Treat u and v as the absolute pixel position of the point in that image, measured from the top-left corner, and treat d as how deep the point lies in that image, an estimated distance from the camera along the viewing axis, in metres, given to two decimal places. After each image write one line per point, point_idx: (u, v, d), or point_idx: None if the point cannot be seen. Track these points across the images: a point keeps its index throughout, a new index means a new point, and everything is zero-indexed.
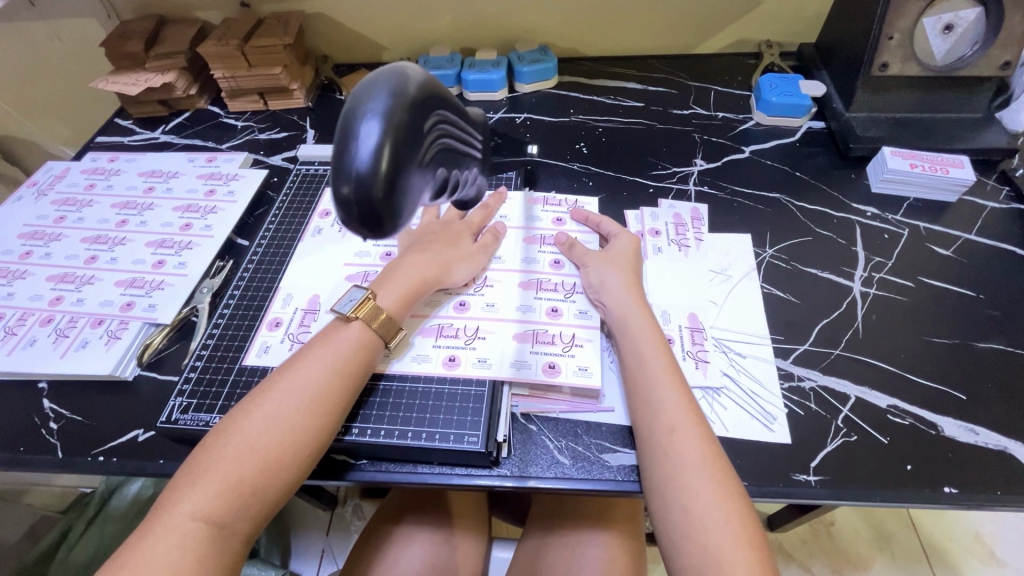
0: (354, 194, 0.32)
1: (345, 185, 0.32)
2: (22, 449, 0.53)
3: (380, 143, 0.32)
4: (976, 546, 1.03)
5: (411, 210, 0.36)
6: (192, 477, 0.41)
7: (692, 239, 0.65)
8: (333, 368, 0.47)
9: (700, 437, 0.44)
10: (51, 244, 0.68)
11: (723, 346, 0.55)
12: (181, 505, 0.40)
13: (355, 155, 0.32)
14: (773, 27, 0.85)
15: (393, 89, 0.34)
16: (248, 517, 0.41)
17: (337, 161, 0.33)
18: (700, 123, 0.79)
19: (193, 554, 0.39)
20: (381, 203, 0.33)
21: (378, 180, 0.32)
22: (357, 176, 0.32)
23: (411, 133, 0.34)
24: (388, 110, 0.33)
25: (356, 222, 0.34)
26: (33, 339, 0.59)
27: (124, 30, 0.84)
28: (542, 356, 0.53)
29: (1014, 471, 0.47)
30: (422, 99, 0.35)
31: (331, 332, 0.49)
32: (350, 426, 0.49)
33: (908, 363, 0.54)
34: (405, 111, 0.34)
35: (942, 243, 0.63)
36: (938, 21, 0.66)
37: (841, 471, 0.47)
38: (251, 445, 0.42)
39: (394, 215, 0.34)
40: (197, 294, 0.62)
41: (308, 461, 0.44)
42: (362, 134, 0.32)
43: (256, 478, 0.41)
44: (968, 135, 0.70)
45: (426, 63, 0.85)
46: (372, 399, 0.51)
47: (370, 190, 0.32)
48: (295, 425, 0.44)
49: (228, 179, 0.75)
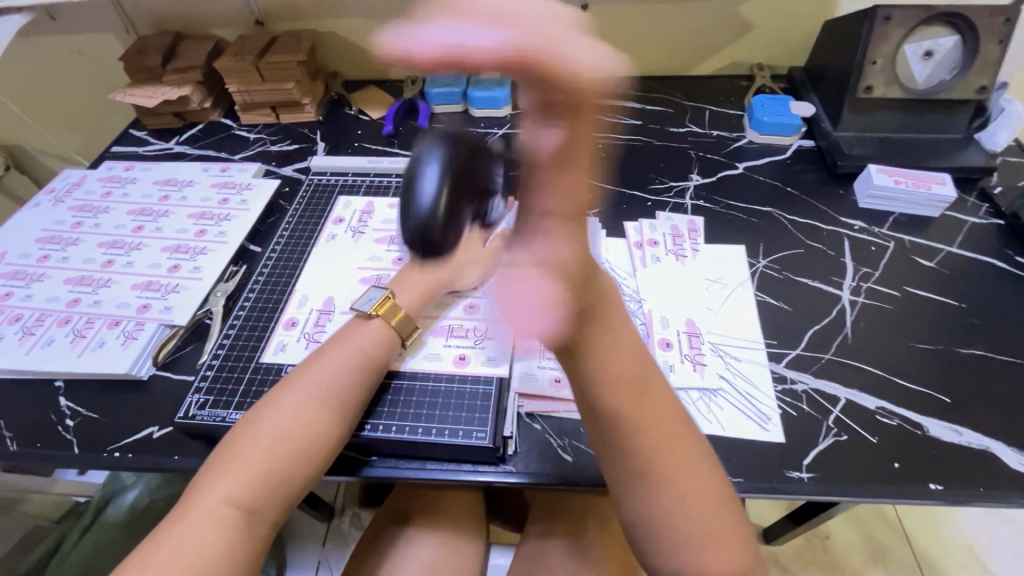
0: (420, 228, 0.55)
1: (411, 222, 0.55)
2: (39, 445, 0.54)
3: (438, 191, 0.55)
4: (968, 558, 1.04)
5: (454, 236, 0.56)
6: (225, 465, 0.44)
7: (688, 249, 0.68)
8: (354, 363, 0.50)
9: (686, 465, 0.44)
10: (68, 248, 0.70)
11: (720, 350, 0.58)
12: (213, 490, 0.42)
13: (423, 195, 0.54)
14: (763, 51, 0.90)
15: (444, 148, 0.57)
16: (277, 501, 0.44)
17: (404, 209, 0.56)
18: (695, 140, 0.83)
19: (225, 537, 0.41)
20: (438, 233, 0.55)
21: (437, 216, 0.54)
22: (417, 215, 0.54)
23: (460, 175, 0.56)
24: (447, 162, 0.56)
25: (419, 247, 0.56)
26: (50, 339, 0.61)
27: (143, 45, 0.87)
28: (549, 371, 0.55)
29: (996, 469, 0.49)
30: (448, 147, 0.57)
31: (353, 328, 0.53)
32: (364, 422, 0.51)
33: (894, 367, 0.56)
34: (460, 160, 0.56)
35: (926, 255, 0.67)
36: (918, 48, 0.71)
37: (832, 469, 0.50)
38: (279, 435, 0.45)
39: (440, 246, 0.56)
40: (212, 298, 0.64)
41: (331, 451, 0.47)
42: (426, 181, 0.55)
43: (286, 466, 0.44)
44: (950, 154, 0.74)
45: (433, 82, 0.89)
46: (384, 396, 0.53)
47: (430, 224, 0.54)
48: (322, 415, 0.47)
49: (241, 188, 0.77)
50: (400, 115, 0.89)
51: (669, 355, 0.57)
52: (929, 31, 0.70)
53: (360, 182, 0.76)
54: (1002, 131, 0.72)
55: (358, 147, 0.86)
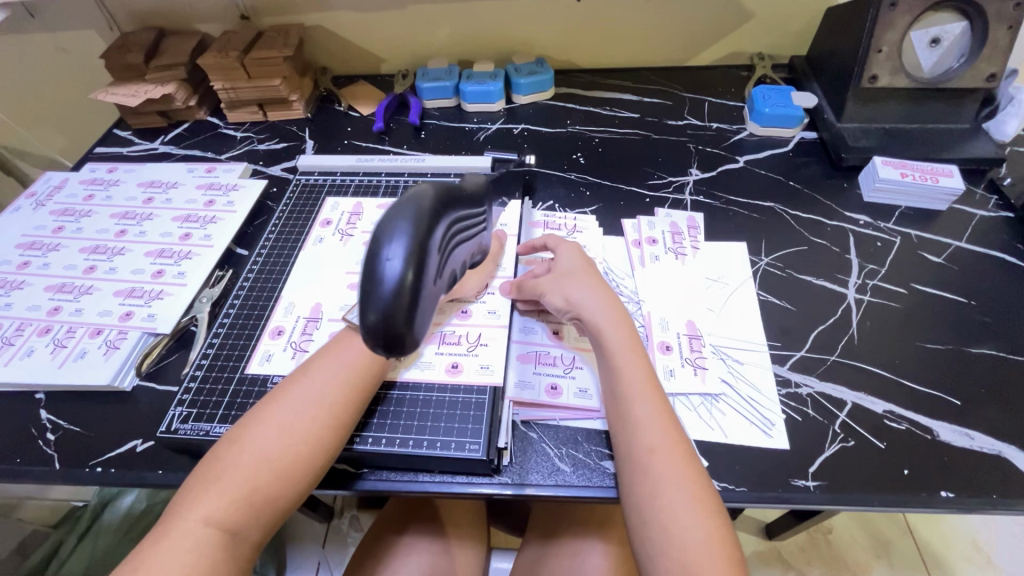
0: (379, 322, 0.36)
1: (372, 313, 0.36)
2: (19, 461, 0.52)
3: (403, 268, 0.36)
4: (973, 553, 1.03)
5: (425, 325, 0.39)
6: (207, 482, 0.42)
7: (688, 247, 0.65)
8: (343, 377, 0.48)
9: (682, 458, 0.43)
10: (49, 254, 0.68)
11: (721, 353, 0.56)
12: (194, 510, 0.41)
13: (381, 282, 0.36)
14: (764, 39, 0.87)
15: (413, 213, 0.38)
16: (260, 521, 0.43)
17: (364, 293, 0.37)
18: (694, 134, 0.81)
19: (204, 558, 0.40)
20: (401, 328, 0.37)
21: (400, 303, 0.36)
22: (383, 303, 0.36)
23: (426, 243, 0.38)
24: (412, 232, 0.37)
25: (378, 344, 0.37)
26: (30, 350, 0.59)
27: (124, 42, 0.84)
28: (544, 377, 0.54)
29: (1010, 475, 0.47)
30: (437, 211, 0.39)
31: (346, 340, 0.51)
32: (355, 435, 0.49)
33: (902, 368, 0.55)
34: (425, 224, 0.38)
35: (934, 251, 0.64)
36: (926, 35, 0.68)
37: (840, 477, 0.48)
38: (264, 453, 0.43)
39: (410, 344, 0.38)
40: (197, 304, 0.62)
41: (317, 470, 0.45)
42: (388, 257, 0.36)
43: (269, 485, 0.43)
44: (957, 145, 0.72)
45: (424, 75, 0.87)
46: (378, 407, 0.52)
47: (393, 317, 0.36)
48: (308, 434, 0.45)
49: (228, 189, 0.75)
50: (390, 111, 0.86)
51: (669, 359, 0.55)
52: (937, 16, 0.67)
53: (349, 182, 0.74)
54: (1012, 119, 0.70)
55: (348, 144, 0.83)
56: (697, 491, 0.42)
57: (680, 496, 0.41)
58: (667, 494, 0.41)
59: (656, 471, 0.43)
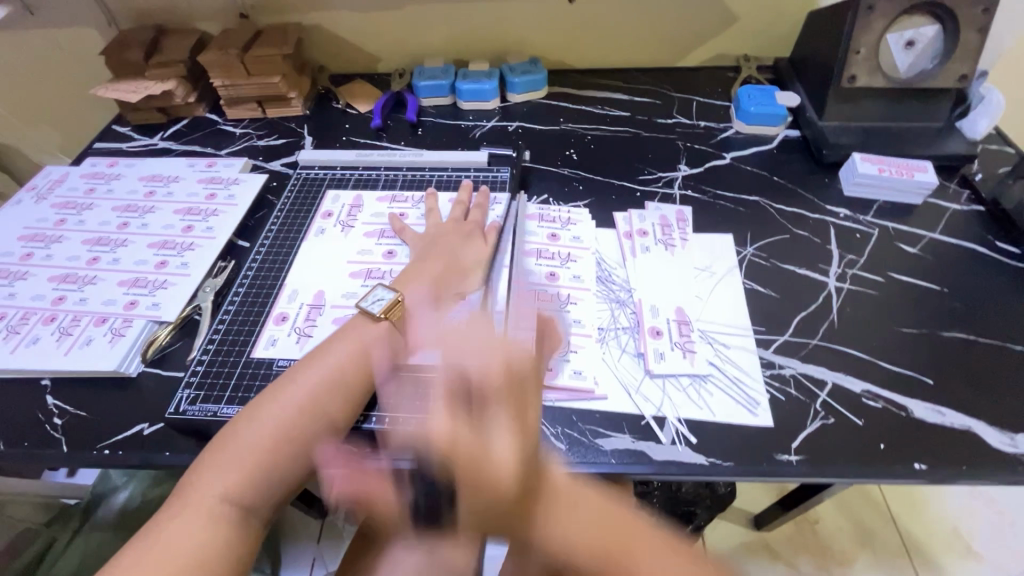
0: None
1: None
2: (27, 444, 0.53)
3: None
4: (954, 541, 1.06)
5: None
6: (223, 462, 0.45)
7: (677, 239, 0.68)
8: (352, 363, 0.51)
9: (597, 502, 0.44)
10: (52, 246, 0.69)
11: (709, 337, 0.58)
12: (213, 487, 0.43)
13: None
14: (748, 41, 0.90)
15: None
16: (273, 499, 0.45)
17: None
18: (683, 132, 0.84)
19: (220, 534, 0.42)
20: None
21: None
22: None
23: None
24: None
25: None
26: (36, 338, 0.60)
27: (124, 39, 0.85)
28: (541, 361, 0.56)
29: (978, 448, 0.50)
30: None
31: (358, 327, 0.54)
32: (369, 414, 0.52)
33: (879, 350, 0.58)
34: None
35: (909, 241, 0.68)
36: (900, 38, 0.72)
37: (820, 451, 0.51)
38: (281, 432, 0.46)
39: None
40: (200, 293, 0.64)
41: (329, 451, 0.48)
42: None
43: (284, 464, 0.46)
44: (932, 142, 0.75)
45: (421, 75, 0.89)
46: (389, 389, 0.53)
47: None
48: (322, 417, 0.47)
49: (229, 183, 0.77)
50: (388, 108, 0.89)
51: (660, 343, 0.58)
52: (911, 20, 0.71)
53: (349, 176, 0.76)
54: (982, 118, 0.74)
55: (346, 140, 0.85)
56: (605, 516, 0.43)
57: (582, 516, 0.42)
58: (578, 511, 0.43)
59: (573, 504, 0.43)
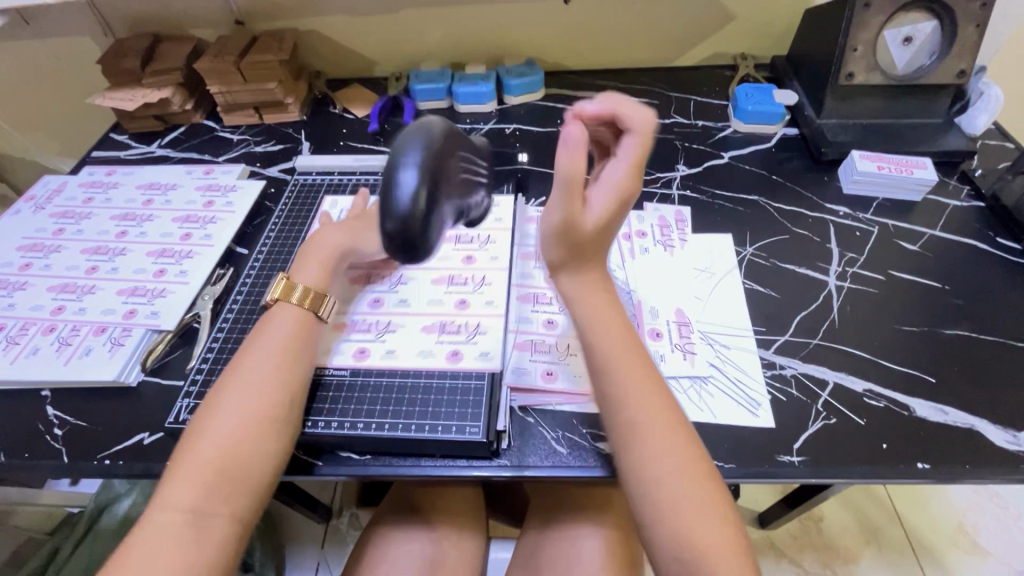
0: (398, 228, 0.39)
1: (391, 222, 0.39)
2: (27, 456, 0.53)
3: (415, 190, 0.39)
4: (960, 537, 1.06)
5: (437, 237, 0.42)
6: (178, 471, 0.44)
7: (676, 240, 0.68)
8: (281, 353, 0.50)
9: (673, 435, 0.44)
10: (51, 256, 0.69)
11: (710, 339, 0.58)
12: (160, 504, 0.42)
13: (398, 197, 0.39)
14: (746, 40, 0.90)
15: (425, 141, 0.41)
16: (229, 500, 0.43)
17: (383, 202, 0.40)
18: (681, 131, 0.83)
19: (173, 543, 0.40)
20: (416, 235, 0.39)
21: (416, 216, 0.39)
22: (399, 214, 0.39)
23: (439, 172, 0.40)
24: (422, 159, 0.39)
25: (395, 249, 0.40)
26: (35, 348, 0.60)
27: (121, 47, 0.85)
28: (541, 363, 0.56)
29: (982, 447, 0.50)
30: (445, 139, 0.42)
31: (270, 320, 0.53)
32: (308, 419, 0.52)
33: (881, 349, 0.57)
34: (433, 158, 0.40)
35: (909, 239, 0.67)
36: (898, 34, 0.71)
37: (822, 452, 0.50)
38: (215, 432, 0.45)
39: (422, 249, 0.41)
40: (199, 301, 0.64)
41: (271, 440, 0.46)
42: (402, 182, 0.39)
43: (226, 463, 0.44)
44: (931, 138, 0.75)
45: (417, 78, 0.89)
46: (324, 392, 0.54)
47: (409, 224, 0.39)
48: (250, 407, 0.46)
49: (226, 190, 0.77)
50: (385, 113, 0.89)
51: (660, 345, 0.57)
52: (908, 17, 0.70)
53: (347, 181, 0.76)
54: (981, 114, 0.73)
55: (344, 145, 0.85)
56: (690, 462, 0.43)
57: (669, 471, 0.43)
58: (657, 450, 0.43)
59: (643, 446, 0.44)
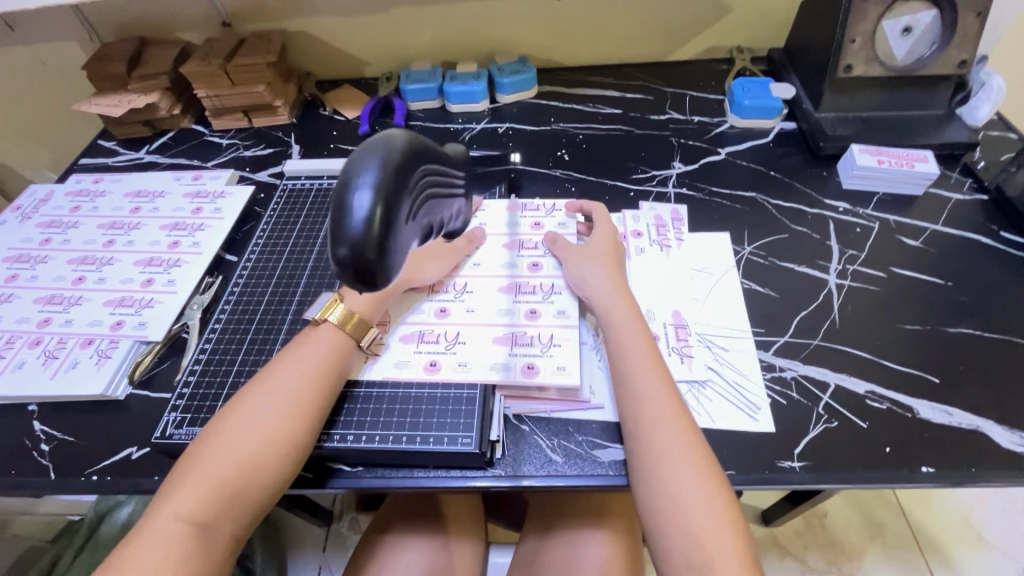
0: (351, 254, 0.35)
1: (342, 248, 0.35)
2: (14, 472, 0.53)
3: (370, 209, 0.35)
4: (965, 532, 1.05)
5: (400, 263, 0.39)
6: (190, 476, 0.44)
7: (673, 239, 0.67)
8: (311, 368, 0.49)
9: (684, 432, 0.45)
10: (37, 267, 0.68)
11: (707, 341, 0.57)
12: (168, 509, 0.42)
13: (351, 217, 0.35)
14: (741, 33, 0.88)
15: (381, 157, 0.36)
16: (231, 513, 0.43)
17: (336, 223, 0.36)
18: (677, 128, 0.82)
19: (175, 552, 0.41)
20: (372, 262, 0.36)
21: (370, 241, 0.35)
22: (349, 238, 0.35)
23: (399, 188, 0.37)
24: (378, 178, 0.36)
25: (351, 278, 0.36)
26: (21, 362, 0.59)
27: (106, 52, 0.84)
28: (522, 358, 0.54)
29: (988, 449, 0.49)
30: (408, 153, 0.38)
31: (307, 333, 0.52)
32: (331, 433, 0.50)
33: (883, 349, 0.56)
34: (393, 174, 0.36)
35: (911, 234, 0.66)
36: (898, 24, 0.69)
37: (824, 457, 0.49)
38: (236, 442, 0.45)
39: (381, 277, 0.37)
40: (187, 311, 0.63)
41: (285, 458, 0.46)
42: (355, 204, 0.35)
43: (237, 476, 0.44)
44: (932, 131, 0.73)
45: (408, 78, 0.87)
46: (351, 404, 0.52)
47: (363, 250, 0.35)
48: (273, 422, 0.46)
49: (215, 196, 0.75)
50: (376, 114, 0.87)
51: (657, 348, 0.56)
52: (908, 6, 0.68)
53: None
54: (984, 105, 0.72)
55: (334, 148, 0.84)
56: (701, 463, 0.44)
57: (684, 469, 0.43)
58: (671, 450, 0.44)
59: (660, 444, 0.45)
